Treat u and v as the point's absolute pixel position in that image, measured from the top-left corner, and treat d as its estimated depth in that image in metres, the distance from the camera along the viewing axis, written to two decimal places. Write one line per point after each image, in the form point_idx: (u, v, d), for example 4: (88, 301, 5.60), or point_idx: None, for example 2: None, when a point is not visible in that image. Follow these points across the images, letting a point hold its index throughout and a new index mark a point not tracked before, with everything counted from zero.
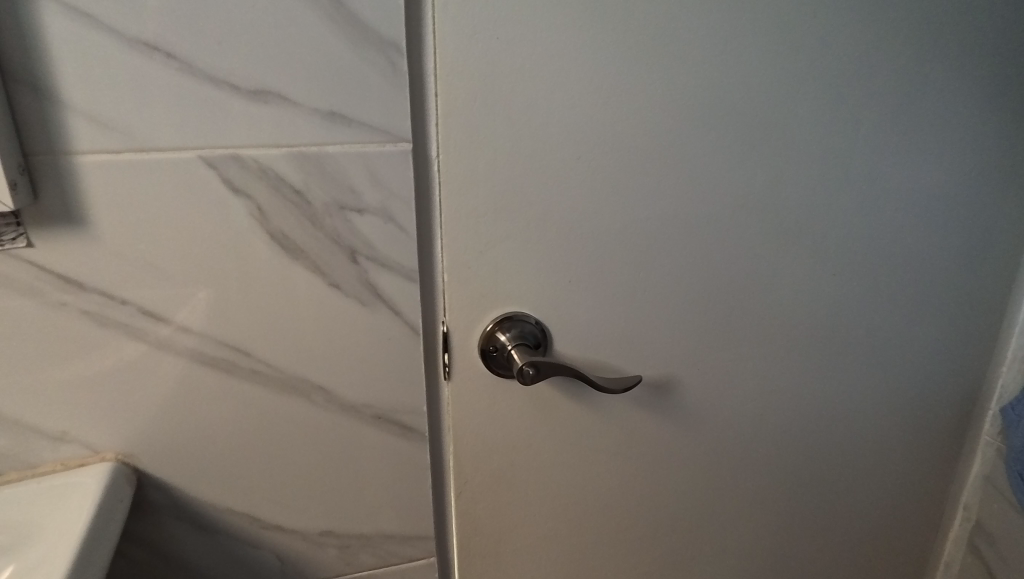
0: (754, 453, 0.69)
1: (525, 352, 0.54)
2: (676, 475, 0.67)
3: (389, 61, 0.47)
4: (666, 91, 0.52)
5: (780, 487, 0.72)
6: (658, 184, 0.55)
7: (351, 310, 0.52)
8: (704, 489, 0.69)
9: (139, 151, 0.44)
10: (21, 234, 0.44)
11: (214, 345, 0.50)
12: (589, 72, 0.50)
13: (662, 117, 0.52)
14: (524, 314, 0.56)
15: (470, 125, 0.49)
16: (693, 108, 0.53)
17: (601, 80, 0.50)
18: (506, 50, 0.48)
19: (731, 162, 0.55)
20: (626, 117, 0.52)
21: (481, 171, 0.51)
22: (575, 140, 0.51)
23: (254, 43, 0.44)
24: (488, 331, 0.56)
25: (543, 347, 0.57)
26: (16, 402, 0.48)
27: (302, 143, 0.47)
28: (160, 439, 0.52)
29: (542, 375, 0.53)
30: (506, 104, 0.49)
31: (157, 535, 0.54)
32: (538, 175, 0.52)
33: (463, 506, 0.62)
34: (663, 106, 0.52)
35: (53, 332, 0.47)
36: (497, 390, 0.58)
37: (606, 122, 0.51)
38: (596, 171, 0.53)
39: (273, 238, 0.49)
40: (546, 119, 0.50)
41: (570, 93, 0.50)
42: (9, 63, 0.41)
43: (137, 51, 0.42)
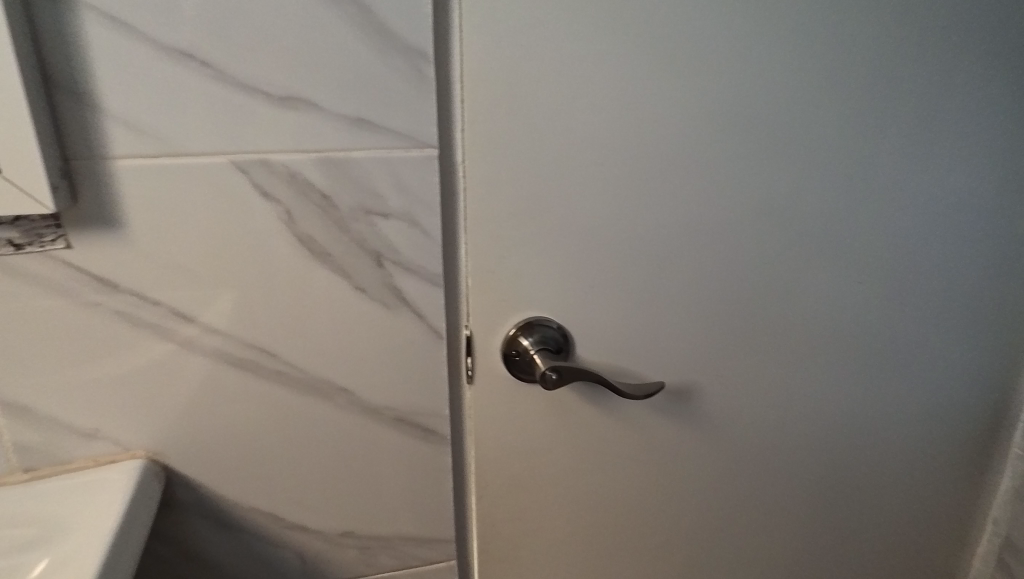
0: (776, 462, 0.68)
1: (547, 358, 0.55)
2: (696, 484, 0.67)
3: (416, 68, 0.47)
4: (689, 98, 0.52)
5: (803, 497, 0.71)
6: (682, 191, 0.55)
7: (376, 313, 0.53)
8: (725, 498, 0.68)
9: (173, 156, 0.45)
10: (60, 235, 0.45)
11: (241, 346, 0.51)
12: (613, 79, 0.50)
13: (685, 125, 0.52)
14: (547, 319, 0.56)
15: (496, 132, 0.50)
16: (717, 115, 0.53)
17: (625, 87, 0.50)
18: (530, 58, 0.48)
19: (755, 169, 0.55)
20: (649, 124, 0.52)
21: (506, 177, 0.51)
22: (599, 146, 0.52)
23: (284, 51, 0.45)
24: (510, 336, 0.56)
25: (565, 351, 0.57)
26: (51, 399, 0.49)
27: (329, 148, 0.48)
28: (188, 438, 0.53)
29: (563, 381, 0.53)
30: (531, 111, 0.50)
31: (183, 532, 0.55)
32: (561, 181, 0.52)
33: (483, 510, 0.62)
34: (687, 113, 0.52)
35: (87, 331, 0.48)
36: (518, 395, 0.58)
37: (630, 128, 0.52)
38: (620, 177, 0.53)
39: (301, 241, 0.49)
40: (570, 126, 0.51)
41: (594, 101, 0.50)
42: (51, 70, 0.42)
43: (173, 59, 0.44)
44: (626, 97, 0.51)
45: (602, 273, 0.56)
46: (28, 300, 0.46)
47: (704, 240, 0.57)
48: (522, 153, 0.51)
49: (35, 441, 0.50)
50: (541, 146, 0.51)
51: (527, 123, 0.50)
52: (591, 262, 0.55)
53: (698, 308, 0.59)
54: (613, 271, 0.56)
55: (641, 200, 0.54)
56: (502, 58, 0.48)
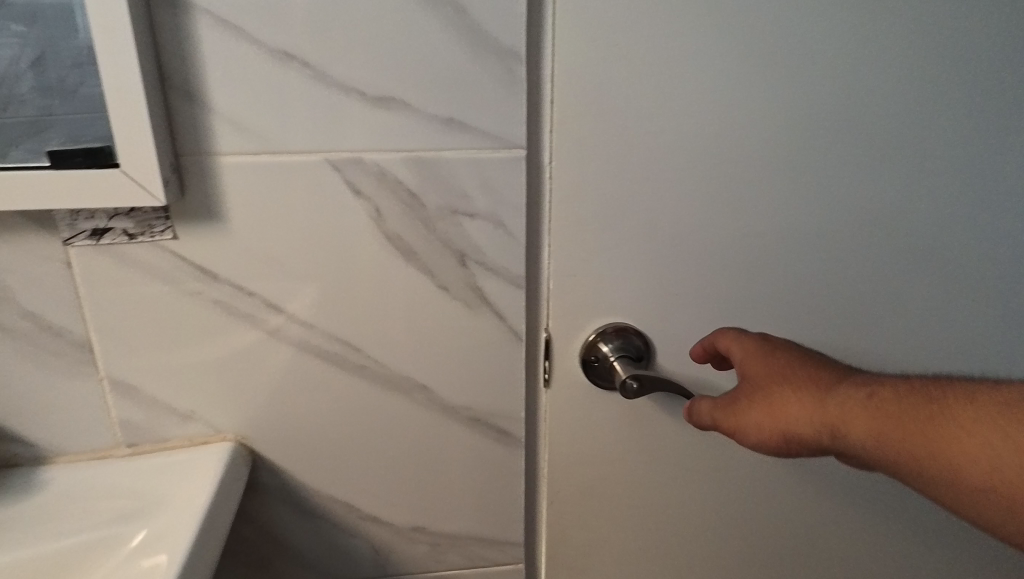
0: (885, 495, 0.62)
1: (626, 366, 0.53)
2: (783, 511, 0.62)
3: (508, 69, 0.47)
4: (788, 99, 0.49)
5: (906, 541, 0.64)
6: (777, 196, 0.52)
7: (456, 312, 0.53)
8: (815, 532, 0.63)
9: (272, 154, 0.47)
10: (168, 227, 0.48)
11: (327, 339, 0.53)
12: (708, 78, 0.48)
13: (784, 128, 0.50)
14: (628, 325, 0.54)
15: (584, 133, 0.49)
16: (819, 117, 0.50)
17: (721, 87, 0.48)
18: (624, 57, 0.47)
19: (860, 175, 0.52)
20: (746, 126, 0.50)
21: (592, 178, 0.50)
22: (690, 148, 0.50)
23: (381, 52, 0.46)
24: (590, 341, 0.55)
25: (645, 360, 0.55)
26: (153, 381, 0.52)
27: (419, 148, 0.48)
28: (273, 425, 0.55)
29: (643, 391, 0.52)
30: (622, 112, 0.48)
31: (265, 515, 0.57)
32: (649, 184, 0.50)
33: (553, 516, 0.61)
34: (787, 114, 0.50)
35: (188, 318, 0.51)
36: (595, 402, 0.57)
37: (724, 130, 0.49)
38: (711, 181, 0.51)
39: (388, 239, 0.50)
40: (662, 127, 0.49)
41: (687, 101, 0.48)
42: (168, 71, 0.44)
43: (276, 60, 0.45)
44: (721, 97, 0.49)
45: (688, 281, 0.54)
46: (137, 286, 0.49)
47: (801, 249, 0.53)
48: (611, 154, 0.49)
49: (137, 419, 0.53)
50: (630, 147, 0.49)
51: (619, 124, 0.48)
52: (677, 269, 0.53)
53: (791, 322, 0.55)
54: (700, 280, 0.54)
55: (732, 205, 0.52)
56: (593, 57, 0.47)
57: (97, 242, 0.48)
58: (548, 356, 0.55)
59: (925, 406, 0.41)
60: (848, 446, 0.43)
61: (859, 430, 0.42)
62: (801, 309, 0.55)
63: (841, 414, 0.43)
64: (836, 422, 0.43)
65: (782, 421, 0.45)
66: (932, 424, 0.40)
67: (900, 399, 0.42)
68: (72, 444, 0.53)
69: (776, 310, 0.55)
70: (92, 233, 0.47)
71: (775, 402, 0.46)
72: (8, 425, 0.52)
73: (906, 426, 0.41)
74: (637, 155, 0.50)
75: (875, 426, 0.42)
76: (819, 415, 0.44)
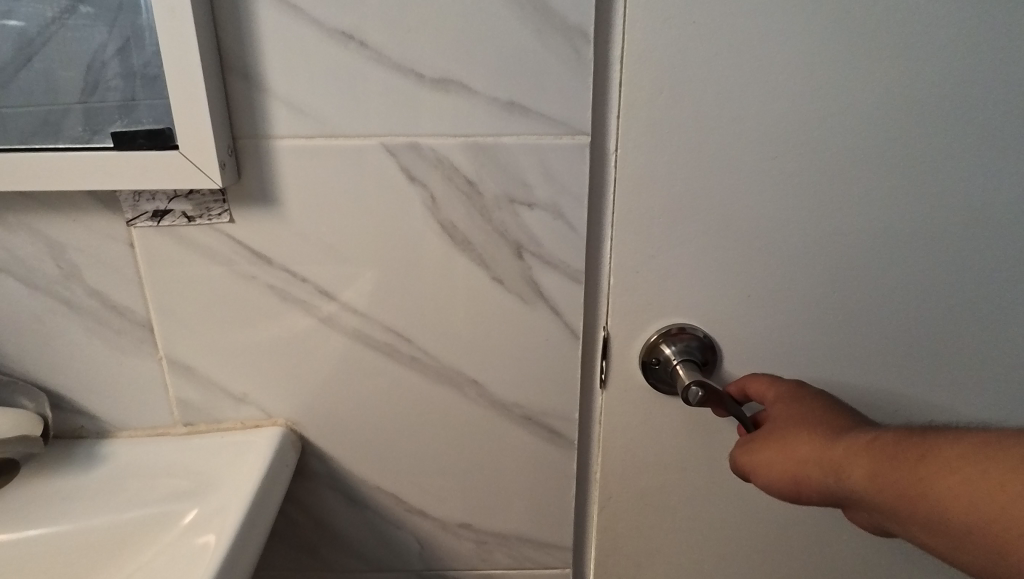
0: None
1: (692, 371, 0.49)
2: (861, 541, 0.56)
3: (574, 49, 0.44)
4: (901, 82, 0.43)
5: None
6: (880, 193, 0.45)
7: (511, 306, 0.51)
8: (898, 566, 0.57)
9: (329, 138, 0.46)
10: (225, 210, 0.48)
11: (378, 329, 0.52)
12: (804, 58, 0.43)
13: (892, 113, 0.44)
14: (693, 328, 0.50)
15: (656, 117, 0.44)
16: (937, 102, 0.43)
17: (820, 67, 0.43)
18: (708, 34, 0.42)
19: (982, 170, 0.45)
20: (847, 112, 0.44)
21: (663, 168, 0.46)
22: (779, 136, 0.44)
23: (441, 32, 0.43)
24: (650, 342, 0.51)
25: (710, 366, 0.51)
26: (209, 362, 0.53)
27: (478, 133, 0.46)
28: (323, 412, 0.54)
29: (710, 399, 0.48)
30: (700, 95, 0.44)
31: (313, 501, 0.57)
32: (729, 175, 0.46)
33: (604, 523, 0.57)
34: (897, 100, 0.43)
35: (243, 302, 0.51)
36: (656, 408, 0.53)
37: (821, 117, 0.44)
38: (801, 174, 0.45)
39: (443, 228, 0.48)
40: (748, 112, 0.44)
41: (779, 83, 0.43)
42: (228, 52, 0.44)
43: (334, 41, 0.44)
44: (819, 79, 0.43)
45: (767, 282, 0.49)
46: (195, 269, 0.49)
47: (903, 252, 0.47)
48: (685, 141, 0.45)
49: (194, 399, 0.54)
50: (707, 134, 0.45)
51: (698, 109, 0.44)
52: (755, 269, 0.48)
53: (884, 333, 0.49)
54: (779, 281, 0.48)
55: (825, 201, 0.46)
56: (671, 35, 0.42)
57: (158, 224, 0.48)
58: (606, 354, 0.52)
59: (918, 449, 0.36)
60: (843, 489, 0.39)
61: (858, 475, 0.38)
62: (895, 318, 0.49)
63: (843, 457, 0.39)
64: (836, 463, 0.39)
65: (791, 462, 0.42)
66: (926, 468, 0.36)
67: (898, 442, 0.37)
68: (134, 420, 0.54)
69: (866, 318, 0.49)
70: (154, 214, 0.48)
71: (785, 441, 0.43)
72: (76, 399, 0.54)
73: (902, 471, 0.36)
74: (714, 142, 0.45)
75: (873, 467, 0.38)
76: (821, 455, 0.40)
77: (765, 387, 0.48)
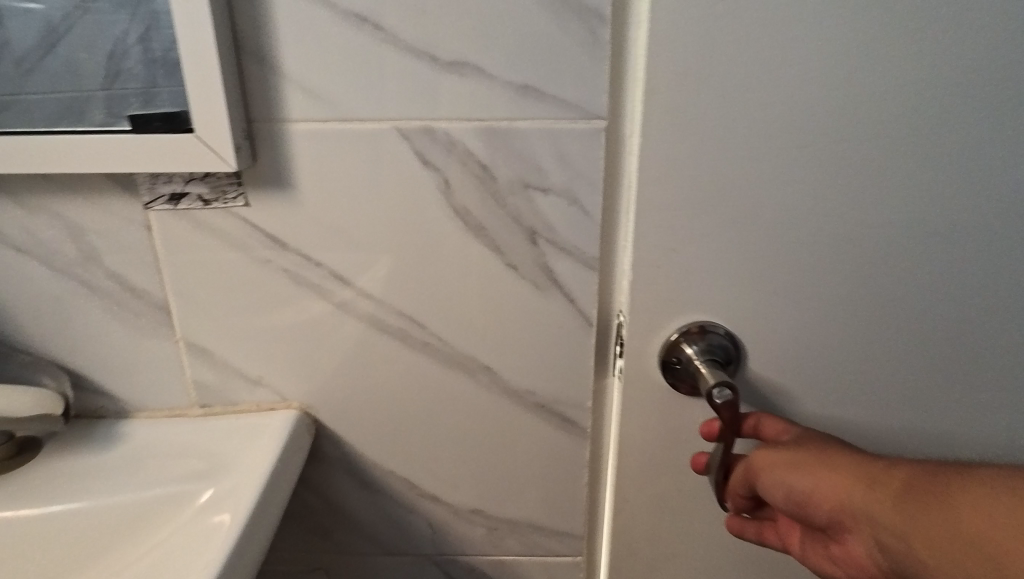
0: None
1: (715, 373, 0.45)
2: None
3: (591, 31, 0.43)
4: (963, 60, 0.38)
5: None
6: (935, 187, 0.41)
7: (524, 293, 0.50)
8: None
9: (343, 121, 0.46)
10: (240, 193, 0.48)
11: (391, 314, 0.52)
12: (851, 36, 0.38)
13: (952, 97, 0.39)
14: (716, 326, 0.46)
15: (684, 101, 0.40)
16: None
17: (869, 46, 0.38)
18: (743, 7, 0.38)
19: None
20: (901, 95, 0.39)
21: (690, 156, 0.41)
22: (819, 123, 0.40)
23: (456, 13, 0.43)
24: (671, 341, 0.47)
25: (734, 369, 0.47)
26: (224, 345, 0.53)
27: (492, 117, 0.45)
28: (337, 396, 0.55)
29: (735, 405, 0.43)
30: (733, 77, 0.39)
31: (327, 484, 0.58)
32: (762, 166, 0.41)
33: (619, 525, 0.55)
34: (956, 82, 0.38)
35: (258, 285, 0.51)
36: (674, 412, 0.50)
37: (868, 100, 0.39)
38: (842, 166, 0.41)
39: (457, 213, 0.48)
40: (786, 96, 0.39)
41: (822, 61, 0.38)
42: (242, 35, 0.44)
43: (349, 23, 0.43)
44: (867, 59, 0.38)
45: (799, 283, 0.44)
46: (211, 252, 0.50)
47: (955, 254, 0.42)
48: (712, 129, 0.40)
49: (210, 381, 0.54)
50: (739, 120, 0.40)
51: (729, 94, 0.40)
52: (787, 271, 0.44)
53: (931, 340, 0.45)
54: (813, 283, 0.44)
55: (868, 194, 0.41)
56: (703, 10, 0.38)
57: (174, 207, 0.48)
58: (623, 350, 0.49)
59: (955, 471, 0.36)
60: (871, 500, 0.38)
61: (893, 486, 0.37)
62: (946, 324, 0.44)
63: (886, 471, 0.38)
64: (874, 475, 0.39)
65: (821, 465, 0.41)
66: (955, 487, 0.35)
67: (941, 465, 0.37)
68: (151, 401, 0.55)
69: (910, 324, 0.45)
70: (170, 198, 0.48)
71: (818, 447, 0.42)
72: (95, 379, 0.55)
73: (934, 486, 0.36)
74: (747, 128, 0.40)
75: (907, 478, 0.37)
76: (857, 467, 0.40)
77: (783, 421, 0.45)
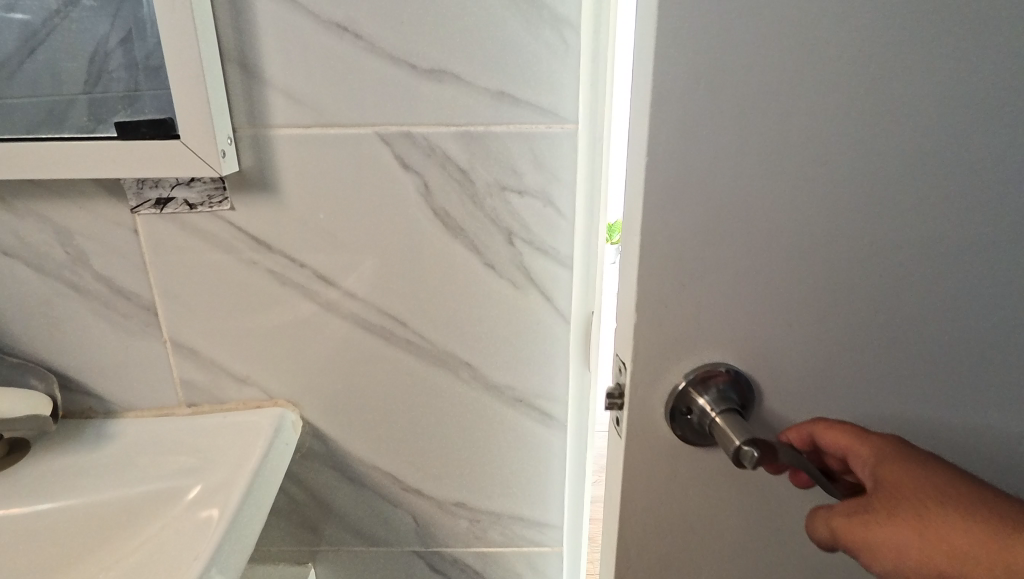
0: None
1: (736, 426, 0.36)
2: None
3: (562, 40, 0.45)
4: (1009, 61, 0.32)
5: None
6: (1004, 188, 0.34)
7: (502, 292, 0.52)
8: None
9: (326, 127, 0.48)
10: (225, 198, 0.49)
11: (374, 312, 0.53)
12: (886, 29, 0.31)
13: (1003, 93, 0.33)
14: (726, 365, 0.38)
15: (692, 108, 0.32)
16: None
17: (903, 42, 0.32)
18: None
19: None
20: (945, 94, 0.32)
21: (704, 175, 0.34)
22: (847, 131, 0.33)
23: (433, 23, 0.45)
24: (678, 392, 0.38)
25: (751, 412, 0.39)
26: (211, 345, 0.54)
27: (469, 123, 0.47)
28: (323, 394, 0.56)
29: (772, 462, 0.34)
30: (747, 77, 0.32)
31: (313, 480, 0.59)
32: (782, 184, 0.34)
33: None
34: (999, 90, 0.33)
35: (244, 287, 0.52)
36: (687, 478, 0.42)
37: (905, 106, 0.33)
38: (873, 183, 0.34)
39: (437, 215, 0.50)
40: (808, 100, 0.32)
41: (850, 58, 0.32)
42: (227, 45, 0.45)
43: (330, 32, 0.45)
44: (902, 58, 0.32)
45: (825, 319, 0.37)
46: (197, 255, 0.51)
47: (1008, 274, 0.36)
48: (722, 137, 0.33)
49: (198, 380, 0.56)
50: (754, 128, 0.33)
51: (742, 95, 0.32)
52: (810, 307, 0.36)
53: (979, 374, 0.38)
54: (840, 319, 0.37)
55: (904, 217, 0.35)
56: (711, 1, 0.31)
57: (162, 212, 0.50)
58: (621, 397, 0.40)
59: None
60: None
61: None
62: (983, 369, 0.38)
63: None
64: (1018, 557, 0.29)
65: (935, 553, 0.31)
66: None
67: None
68: (141, 401, 0.57)
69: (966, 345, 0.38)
70: (157, 202, 0.49)
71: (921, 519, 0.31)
72: (84, 381, 0.56)
73: None
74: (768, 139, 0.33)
75: None
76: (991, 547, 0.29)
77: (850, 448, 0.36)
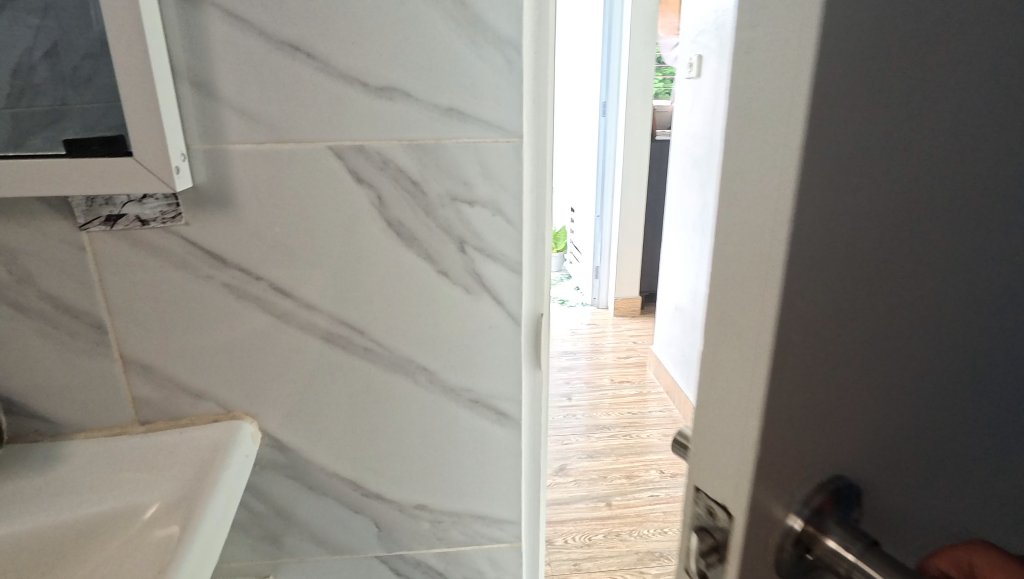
0: None
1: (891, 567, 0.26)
2: None
3: (505, 59, 0.48)
4: None
5: None
6: None
7: (457, 297, 0.55)
8: None
9: (279, 143, 0.49)
10: (178, 213, 0.50)
11: (332, 322, 0.54)
12: (1012, 45, 0.25)
13: None
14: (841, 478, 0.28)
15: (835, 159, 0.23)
16: None
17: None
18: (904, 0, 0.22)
19: None
20: None
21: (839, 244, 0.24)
22: (972, 174, 0.26)
23: (382, 42, 0.47)
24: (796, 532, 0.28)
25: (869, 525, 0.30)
26: (166, 361, 0.54)
27: (420, 137, 0.50)
28: (281, 405, 0.57)
29: None
30: (893, 114, 0.23)
31: (273, 491, 0.60)
32: (916, 241, 0.26)
33: None
34: None
35: (198, 301, 0.53)
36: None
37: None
38: (993, 228, 0.28)
39: (391, 226, 0.52)
40: (947, 139, 0.25)
41: (982, 83, 0.25)
42: (177, 63, 0.46)
43: (281, 51, 0.47)
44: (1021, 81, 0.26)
45: (931, 397, 0.30)
46: (150, 270, 0.51)
47: None
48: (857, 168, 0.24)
49: (151, 397, 0.56)
50: (891, 176, 0.24)
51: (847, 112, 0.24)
52: (919, 384, 0.29)
53: None
54: (946, 390, 0.30)
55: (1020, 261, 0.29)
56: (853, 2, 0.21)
57: (112, 228, 0.50)
58: (717, 556, 0.29)
59: None
60: None
61: None
62: None
63: None
64: None
65: None
66: None
67: None
68: (91, 420, 0.56)
69: None
70: (107, 219, 0.49)
71: None
72: (29, 403, 0.54)
73: None
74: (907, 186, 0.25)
75: None
76: None
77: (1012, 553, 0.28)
